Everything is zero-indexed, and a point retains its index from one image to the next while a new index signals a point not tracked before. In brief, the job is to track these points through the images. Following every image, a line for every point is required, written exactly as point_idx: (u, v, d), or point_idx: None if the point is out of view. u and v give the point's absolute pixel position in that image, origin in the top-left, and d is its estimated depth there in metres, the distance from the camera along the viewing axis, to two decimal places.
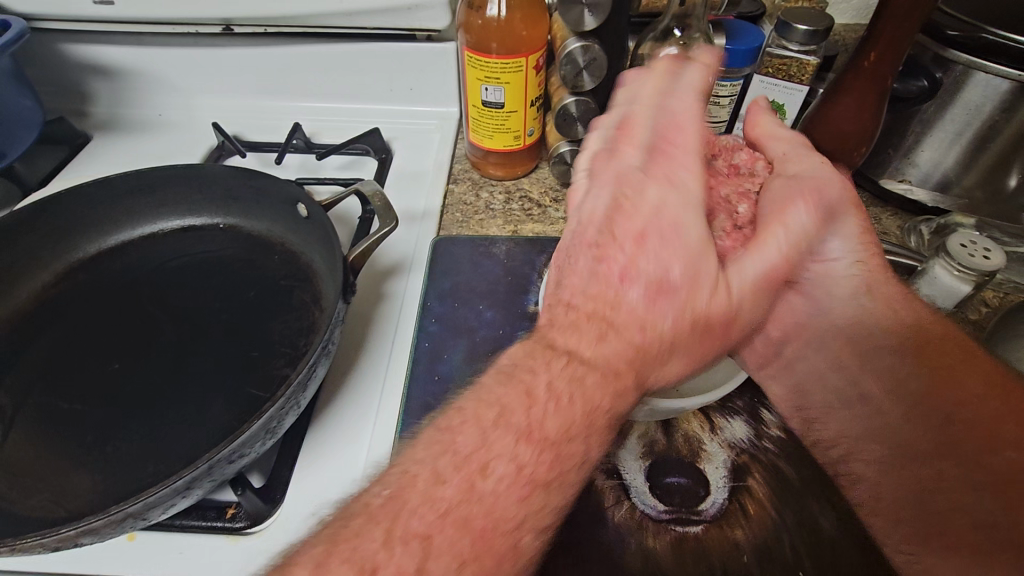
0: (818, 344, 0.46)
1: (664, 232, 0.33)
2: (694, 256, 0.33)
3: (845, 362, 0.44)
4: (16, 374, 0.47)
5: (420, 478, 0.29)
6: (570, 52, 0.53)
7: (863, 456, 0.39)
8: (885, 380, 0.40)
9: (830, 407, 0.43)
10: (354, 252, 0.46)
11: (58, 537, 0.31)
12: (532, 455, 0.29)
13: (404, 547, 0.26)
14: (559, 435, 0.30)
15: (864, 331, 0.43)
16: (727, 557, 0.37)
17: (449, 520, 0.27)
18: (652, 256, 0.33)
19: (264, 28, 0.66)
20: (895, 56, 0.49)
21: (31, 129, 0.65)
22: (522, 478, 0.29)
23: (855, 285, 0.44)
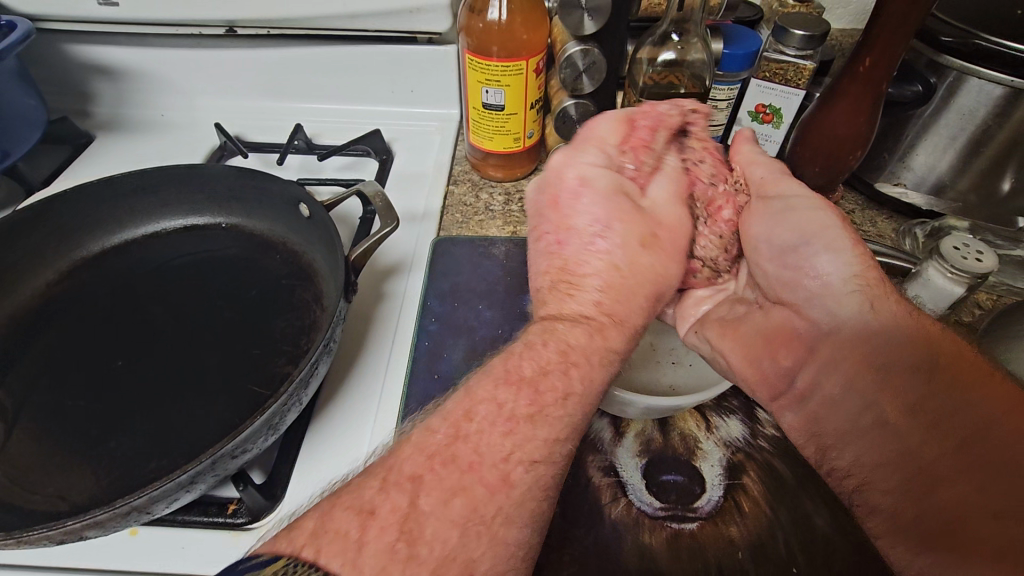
0: (830, 366, 0.38)
1: (585, 195, 0.40)
2: (616, 200, 0.39)
3: (855, 384, 0.37)
4: (20, 371, 0.47)
5: (416, 434, 0.31)
6: (570, 56, 0.54)
7: (881, 486, 0.34)
8: (895, 400, 0.35)
9: (844, 433, 0.37)
10: (355, 251, 0.46)
11: (64, 529, 0.32)
12: (511, 393, 0.32)
13: (397, 487, 0.28)
14: (534, 373, 0.33)
15: (879, 348, 0.36)
16: (722, 554, 0.37)
17: (436, 460, 0.29)
18: (582, 214, 0.39)
19: (266, 30, 0.66)
20: (889, 62, 0.50)
21: (36, 127, 0.65)
22: (501, 413, 0.31)
23: (859, 300, 0.37)
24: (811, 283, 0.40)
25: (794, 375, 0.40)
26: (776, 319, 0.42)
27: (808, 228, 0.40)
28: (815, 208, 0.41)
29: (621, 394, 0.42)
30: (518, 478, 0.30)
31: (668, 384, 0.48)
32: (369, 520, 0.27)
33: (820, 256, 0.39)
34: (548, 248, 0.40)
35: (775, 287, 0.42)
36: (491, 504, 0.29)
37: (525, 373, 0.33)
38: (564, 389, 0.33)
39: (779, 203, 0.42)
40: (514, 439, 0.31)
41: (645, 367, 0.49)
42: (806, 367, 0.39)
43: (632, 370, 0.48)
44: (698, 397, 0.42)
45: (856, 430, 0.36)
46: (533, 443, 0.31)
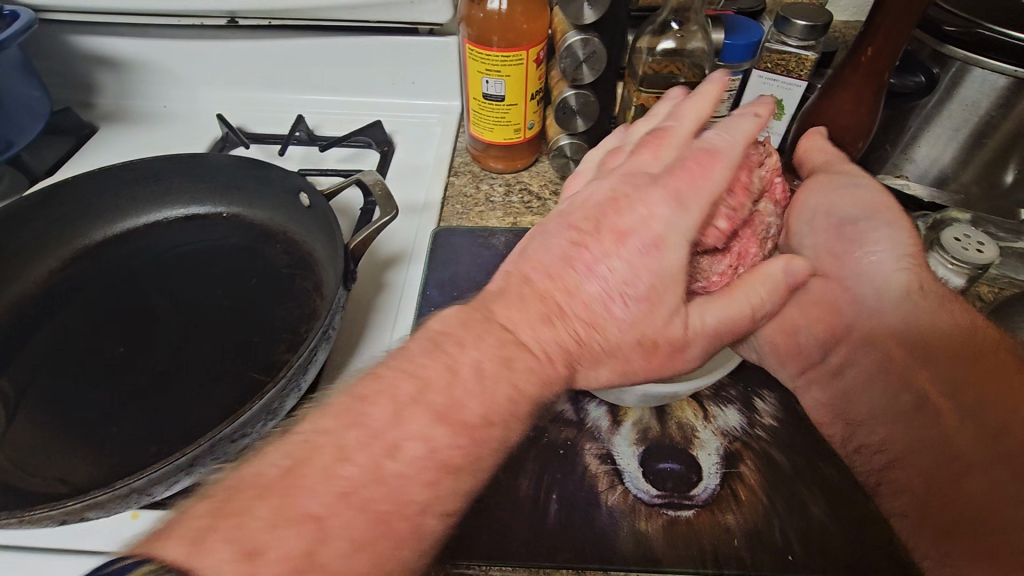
0: (862, 347, 0.46)
1: (648, 243, 0.34)
2: (662, 281, 0.34)
3: (897, 369, 0.43)
4: (23, 358, 0.47)
5: (328, 458, 0.28)
6: (570, 45, 0.54)
7: (914, 464, 0.39)
8: (936, 385, 0.40)
9: (874, 415, 0.43)
10: (354, 240, 0.46)
11: (65, 510, 0.32)
12: (446, 438, 0.29)
13: (293, 527, 0.25)
14: (477, 419, 0.30)
15: (921, 336, 0.41)
16: (719, 541, 0.38)
17: (347, 500, 0.27)
18: (625, 266, 0.34)
19: (267, 20, 0.67)
20: (891, 51, 0.50)
21: (38, 118, 0.65)
22: (431, 461, 0.29)
23: (906, 289, 0.43)
24: (864, 260, 0.45)
25: (828, 351, 0.48)
26: (819, 292, 0.47)
27: (871, 204, 0.45)
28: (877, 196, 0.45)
29: (617, 382, 0.42)
30: (429, 529, 0.29)
31: None
32: (255, 563, 0.24)
33: (870, 238, 0.44)
34: (571, 258, 0.34)
35: (823, 260, 0.47)
36: (396, 556, 0.27)
37: (468, 418, 0.30)
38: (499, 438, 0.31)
39: (849, 180, 0.47)
40: (431, 489, 0.29)
41: None
42: (845, 344, 0.47)
43: None
44: (698, 382, 0.43)
45: (890, 411, 0.43)
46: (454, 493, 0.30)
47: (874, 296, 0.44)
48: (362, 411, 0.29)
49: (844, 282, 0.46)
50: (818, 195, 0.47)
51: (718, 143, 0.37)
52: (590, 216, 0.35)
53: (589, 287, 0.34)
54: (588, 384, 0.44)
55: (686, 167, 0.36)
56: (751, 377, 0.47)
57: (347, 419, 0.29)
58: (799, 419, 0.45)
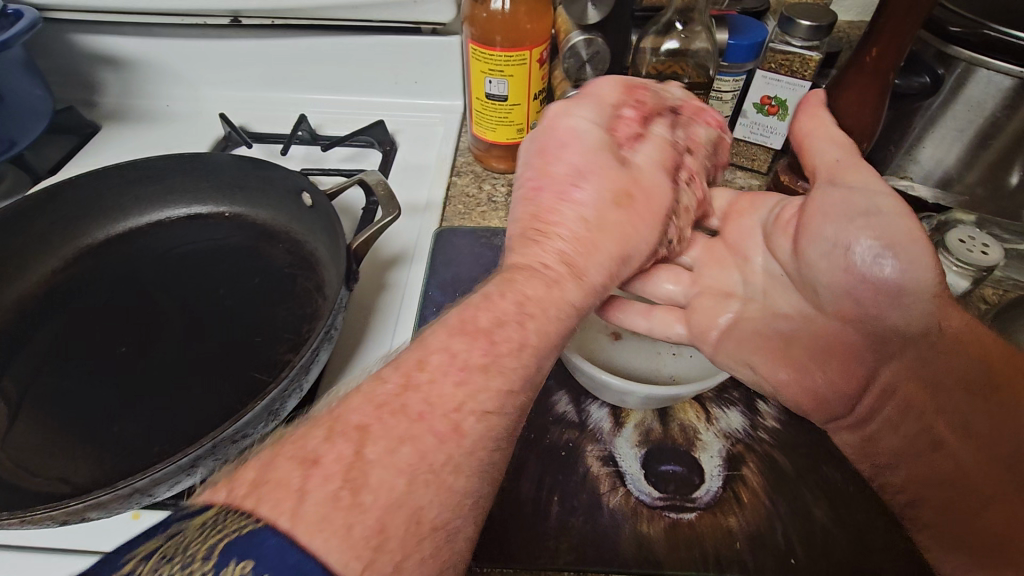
0: (890, 391, 0.38)
1: (560, 144, 0.39)
2: (591, 154, 0.38)
3: (918, 407, 0.37)
4: (26, 357, 0.47)
5: (367, 385, 0.29)
6: (573, 45, 0.54)
7: (933, 501, 0.35)
8: (953, 420, 0.36)
9: (900, 455, 0.38)
10: (357, 239, 0.46)
11: (67, 510, 0.32)
12: (464, 344, 0.31)
13: (342, 436, 0.26)
14: (489, 323, 0.32)
15: (945, 374, 0.36)
16: (721, 544, 0.37)
17: (386, 410, 0.28)
18: (560, 166, 0.38)
19: (271, 20, 0.67)
20: (896, 52, 0.49)
21: (41, 117, 0.65)
22: (454, 362, 0.30)
23: (927, 324, 0.36)
24: (872, 287, 0.37)
25: (855, 400, 0.40)
26: (834, 333, 0.40)
27: (893, 235, 0.35)
28: (899, 217, 0.35)
29: (618, 384, 0.42)
30: (469, 428, 0.29)
31: (669, 374, 0.47)
32: (312, 470, 0.25)
33: (883, 257, 0.35)
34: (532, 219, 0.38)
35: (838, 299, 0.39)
36: (440, 451, 0.27)
37: (481, 324, 0.32)
38: (519, 339, 0.32)
39: (863, 200, 0.36)
40: (466, 390, 0.29)
41: (644, 358, 0.49)
42: (871, 391, 0.39)
43: (632, 364, 0.48)
44: (701, 386, 0.42)
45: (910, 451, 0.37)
46: (488, 393, 0.30)
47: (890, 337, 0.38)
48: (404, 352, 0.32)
49: (857, 317, 0.39)
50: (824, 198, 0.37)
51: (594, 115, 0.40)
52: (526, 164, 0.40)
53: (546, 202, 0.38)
54: (590, 386, 0.44)
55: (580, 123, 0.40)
56: None
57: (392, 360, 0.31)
58: (801, 420, 0.44)
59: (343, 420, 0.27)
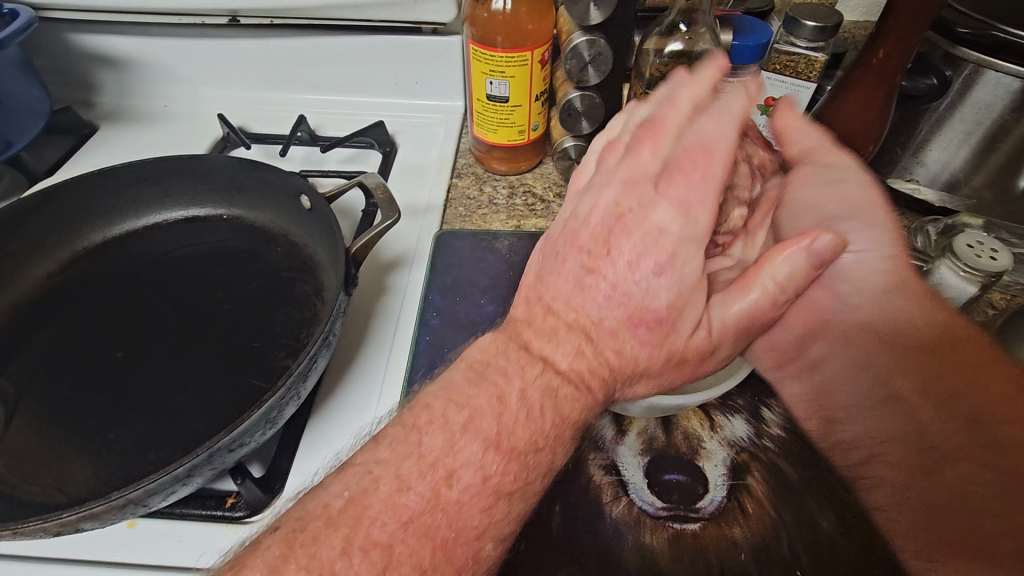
0: (844, 341, 0.43)
1: (653, 244, 0.34)
2: (685, 290, 0.34)
3: (873, 361, 0.40)
4: (21, 362, 0.47)
5: (389, 487, 0.29)
6: (576, 46, 0.53)
7: (890, 458, 0.36)
8: (907, 380, 0.38)
9: (853, 404, 0.41)
10: (356, 244, 0.45)
11: (60, 521, 0.32)
12: (499, 464, 0.30)
13: (362, 557, 0.27)
14: (526, 445, 0.31)
15: (900, 332, 0.39)
16: (725, 555, 0.37)
17: (410, 530, 0.28)
18: (642, 280, 0.34)
19: (269, 19, 0.66)
20: (904, 53, 0.49)
21: (38, 117, 0.65)
22: (487, 488, 0.29)
23: (885, 281, 0.40)
24: (845, 257, 0.41)
25: (807, 346, 0.45)
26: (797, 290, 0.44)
27: (853, 199, 0.42)
28: (862, 185, 0.42)
29: None
30: (484, 556, 0.29)
31: None
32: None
33: (846, 222, 0.42)
34: (581, 279, 0.34)
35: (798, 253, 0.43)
36: (462, 560, 0.28)
37: (517, 444, 0.30)
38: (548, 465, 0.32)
39: (835, 172, 0.42)
40: (490, 513, 0.29)
41: None
42: (821, 340, 0.44)
43: None
44: (705, 396, 0.41)
45: (864, 404, 0.40)
46: (509, 516, 0.30)
47: (854, 292, 0.41)
48: (416, 439, 0.30)
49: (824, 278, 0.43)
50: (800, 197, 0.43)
51: (709, 136, 0.35)
52: (598, 236, 0.35)
53: (592, 300, 0.34)
54: None
55: (681, 168, 0.35)
56: (759, 385, 0.46)
57: (402, 447, 0.30)
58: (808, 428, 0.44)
59: (365, 532, 0.27)
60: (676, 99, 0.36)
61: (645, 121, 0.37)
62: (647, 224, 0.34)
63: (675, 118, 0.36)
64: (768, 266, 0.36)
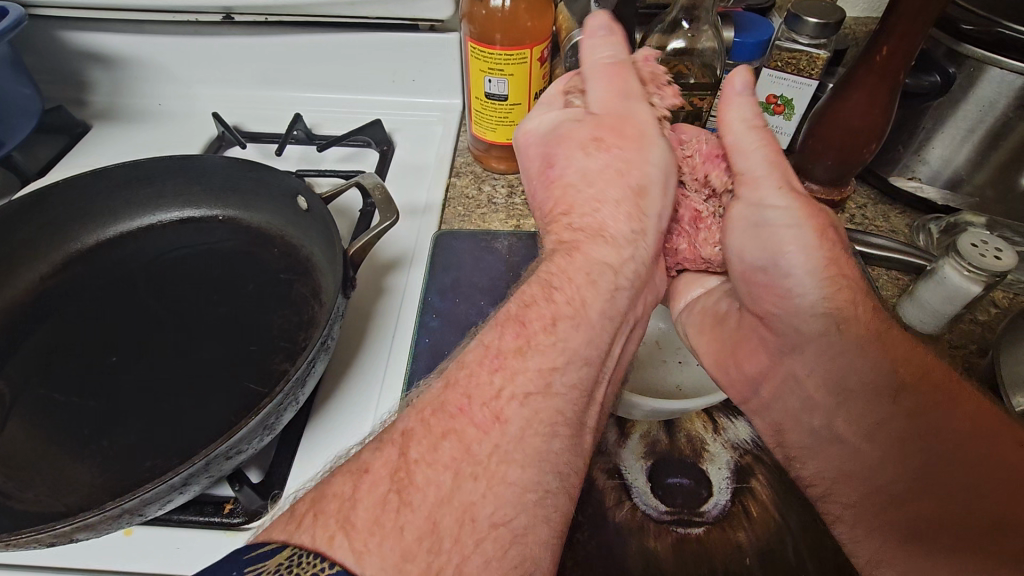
0: (795, 381, 0.38)
1: (531, 132, 0.40)
2: (557, 126, 0.38)
3: (823, 402, 0.36)
4: (15, 366, 0.46)
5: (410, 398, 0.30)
6: (576, 43, 0.52)
7: (842, 499, 0.33)
8: (861, 421, 0.34)
9: (808, 446, 0.37)
10: (353, 246, 0.45)
11: (54, 532, 0.31)
12: (495, 333, 0.31)
13: (388, 442, 0.27)
14: (518, 307, 0.31)
15: (849, 373, 0.34)
16: (729, 559, 0.37)
17: (423, 410, 0.28)
18: (536, 155, 0.39)
19: (264, 17, 0.65)
20: (908, 50, 0.48)
21: (30, 116, 0.64)
22: (487, 351, 0.30)
23: (824, 324, 0.35)
24: (780, 302, 0.37)
25: (759, 385, 0.40)
26: (750, 330, 0.41)
27: (774, 244, 0.36)
28: (795, 224, 0.35)
29: (624, 395, 0.41)
30: (511, 414, 0.28)
31: (675, 384, 0.47)
32: (363, 477, 0.26)
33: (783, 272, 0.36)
34: (533, 200, 0.39)
35: (754, 294, 0.39)
36: (485, 442, 0.27)
37: (513, 311, 0.31)
38: (552, 313, 0.30)
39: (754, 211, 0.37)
40: (503, 375, 0.29)
41: (652, 367, 0.48)
42: (770, 379, 0.39)
43: (638, 371, 0.47)
44: (709, 400, 0.41)
45: (819, 445, 0.36)
46: (527, 375, 0.29)
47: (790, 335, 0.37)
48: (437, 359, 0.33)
49: (770, 317, 0.38)
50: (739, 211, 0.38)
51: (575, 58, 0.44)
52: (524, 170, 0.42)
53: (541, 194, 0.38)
54: None
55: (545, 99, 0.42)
56: None
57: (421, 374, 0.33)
58: None
59: (394, 428, 0.28)
60: None
61: None
62: (523, 134, 0.41)
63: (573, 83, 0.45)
64: (587, 52, 0.39)
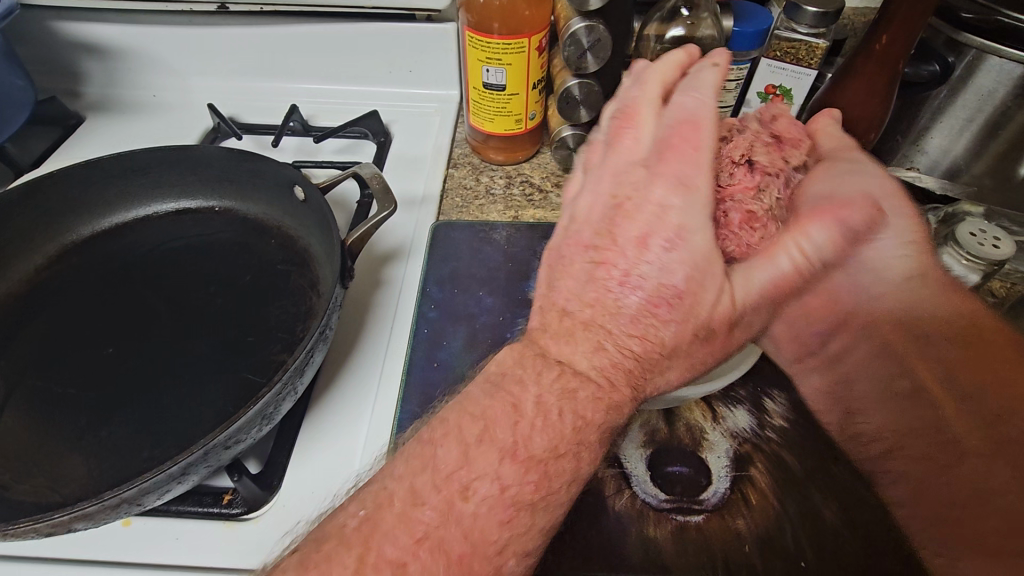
0: (868, 332, 0.39)
1: (670, 237, 0.32)
2: (701, 264, 0.32)
3: (897, 350, 0.37)
4: (10, 357, 0.46)
5: (401, 505, 0.28)
6: (574, 32, 0.52)
7: (910, 452, 0.35)
8: (931, 366, 0.36)
9: (874, 395, 0.38)
10: (352, 236, 0.44)
11: (51, 522, 0.31)
12: (517, 475, 0.28)
13: (376, 574, 0.26)
14: (545, 453, 0.29)
15: (924, 317, 0.36)
16: (729, 547, 0.37)
17: (423, 546, 0.27)
18: (655, 262, 0.32)
19: (258, 7, 0.64)
20: (907, 39, 0.48)
21: (21, 109, 0.62)
22: (504, 500, 0.28)
23: (906, 269, 0.37)
24: (859, 251, 0.38)
25: (829, 336, 0.41)
26: (817, 282, 0.42)
27: (871, 191, 0.37)
28: (875, 180, 0.38)
29: None
30: (509, 571, 0.28)
31: None
32: None
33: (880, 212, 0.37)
34: (601, 278, 0.33)
35: (825, 256, 0.41)
36: None
37: (536, 453, 0.29)
38: (572, 474, 0.29)
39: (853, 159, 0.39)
40: (510, 531, 0.28)
41: None
42: (843, 332, 0.41)
43: None
44: (707, 386, 0.43)
45: (883, 397, 0.38)
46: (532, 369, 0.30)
47: (873, 281, 0.38)
48: (432, 452, 0.29)
49: (849, 266, 0.39)
50: (825, 170, 0.39)
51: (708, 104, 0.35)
52: (601, 232, 0.34)
53: (628, 301, 0.32)
54: None
55: (672, 146, 0.34)
56: (760, 376, 0.46)
57: (417, 462, 0.29)
58: (810, 419, 0.43)
59: None
60: (643, 92, 0.38)
61: (618, 114, 0.38)
62: (652, 205, 0.33)
63: (640, 95, 0.38)
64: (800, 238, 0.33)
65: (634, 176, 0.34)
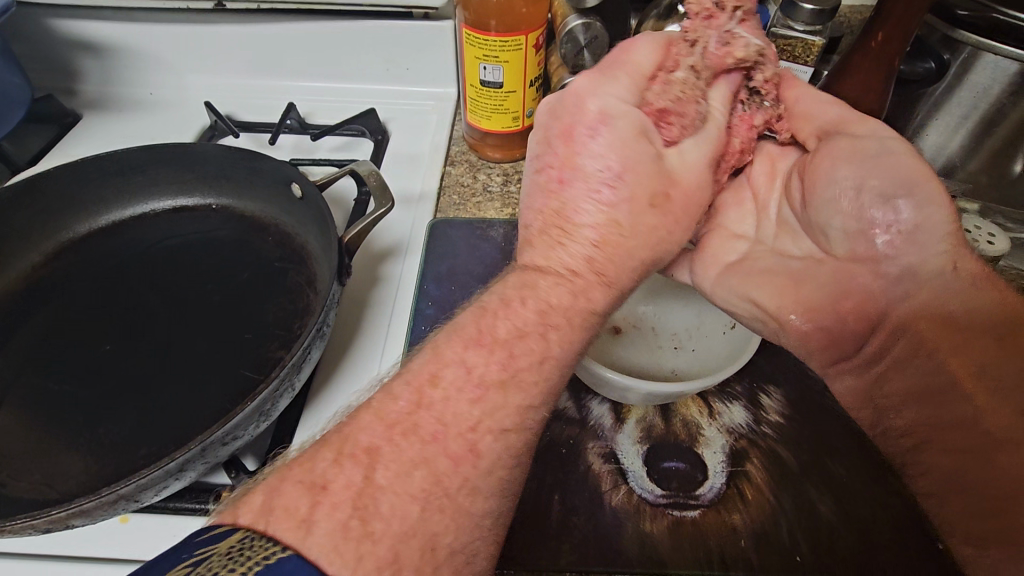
0: (905, 325, 0.35)
1: (590, 125, 0.34)
2: (628, 141, 0.33)
3: (933, 345, 0.34)
4: (8, 355, 0.46)
5: (378, 400, 0.29)
6: (571, 29, 0.52)
7: (942, 448, 0.32)
8: (967, 359, 0.33)
9: (907, 389, 0.35)
10: (348, 233, 0.44)
11: (49, 518, 0.31)
12: (482, 357, 0.30)
13: (352, 461, 0.27)
14: (509, 334, 0.31)
15: (963, 313, 0.33)
16: (725, 541, 0.37)
17: (395, 431, 0.28)
18: (587, 152, 0.33)
19: (256, 5, 0.64)
20: (903, 36, 0.48)
21: (19, 106, 0.62)
22: (472, 378, 0.29)
23: (943, 262, 0.34)
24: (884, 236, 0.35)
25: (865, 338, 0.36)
26: (844, 277, 0.37)
27: (904, 174, 0.34)
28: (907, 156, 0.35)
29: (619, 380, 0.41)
30: (486, 448, 0.29)
31: (670, 367, 0.47)
32: (321, 497, 0.25)
33: (899, 200, 0.34)
34: (548, 185, 0.35)
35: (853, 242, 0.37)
36: (456, 475, 0.28)
37: (499, 335, 0.31)
38: (541, 352, 0.31)
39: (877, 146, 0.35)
40: (482, 407, 0.29)
41: (645, 352, 0.49)
42: (882, 330, 0.36)
43: (632, 356, 0.48)
44: (705, 384, 0.41)
45: (921, 391, 0.34)
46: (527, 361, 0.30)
47: (905, 277, 0.35)
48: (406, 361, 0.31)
49: (876, 258, 0.36)
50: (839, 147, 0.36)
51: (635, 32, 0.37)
52: (541, 140, 0.36)
53: (571, 197, 0.34)
54: (592, 382, 0.43)
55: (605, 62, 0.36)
56: (756, 372, 0.46)
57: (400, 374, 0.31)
58: (804, 415, 0.44)
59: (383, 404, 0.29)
60: None
61: None
62: (576, 101, 0.35)
63: None
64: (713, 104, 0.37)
65: (565, 88, 0.36)
